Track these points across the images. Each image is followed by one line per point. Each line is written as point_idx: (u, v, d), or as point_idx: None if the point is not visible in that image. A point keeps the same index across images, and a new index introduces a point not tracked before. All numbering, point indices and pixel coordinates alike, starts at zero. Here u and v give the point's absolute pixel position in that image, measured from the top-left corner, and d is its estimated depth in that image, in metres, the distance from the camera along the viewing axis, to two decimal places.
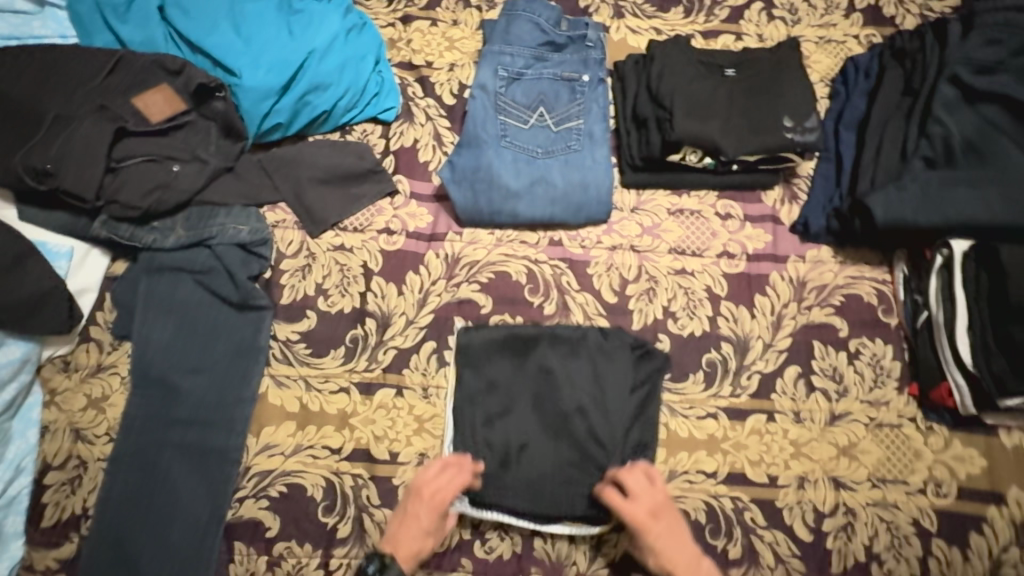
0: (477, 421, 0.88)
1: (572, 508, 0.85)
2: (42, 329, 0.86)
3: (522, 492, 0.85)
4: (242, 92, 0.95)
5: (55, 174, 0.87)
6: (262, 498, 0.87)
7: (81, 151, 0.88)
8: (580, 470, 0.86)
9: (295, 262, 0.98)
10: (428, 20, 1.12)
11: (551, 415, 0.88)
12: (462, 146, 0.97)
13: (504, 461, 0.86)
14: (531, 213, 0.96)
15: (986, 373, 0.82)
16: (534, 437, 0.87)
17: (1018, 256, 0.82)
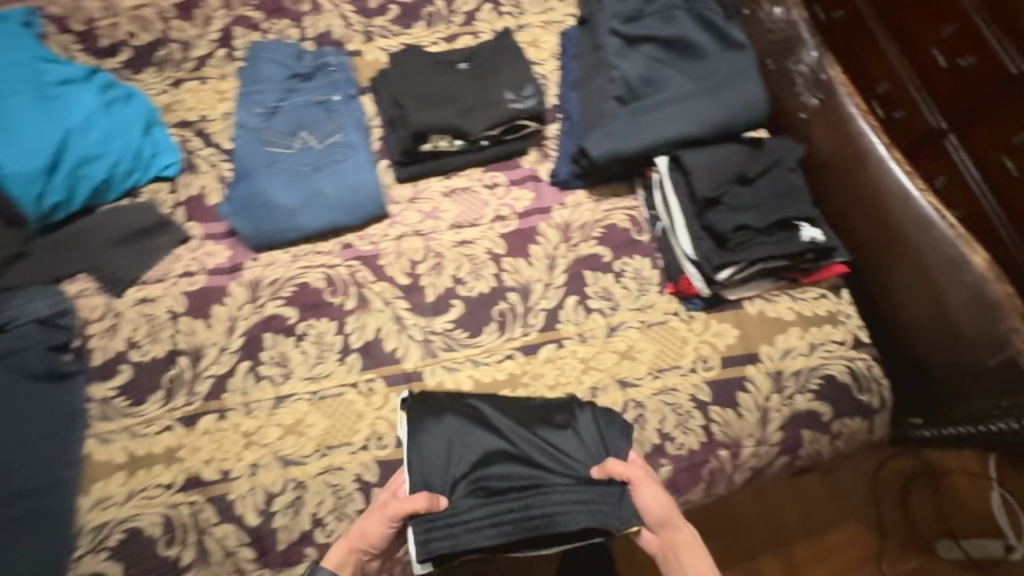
0: (431, 456, 0.90)
1: (557, 517, 0.86)
2: None
3: (497, 512, 0.87)
4: (10, 179, 1.01)
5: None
6: (102, 551, 0.90)
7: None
8: (563, 473, 0.90)
9: (101, 325, 1.03)
10: (197, 80, 1.22)
11: (523, 443, 0.91)
12: (235, 181, 1.05)
13: (473, 480, 0.89)
14: (314, 224, 1.06)
15: (702, 255, 0.99)
16: (502, 460, 0.90)
17: (695, 157, 1.00)
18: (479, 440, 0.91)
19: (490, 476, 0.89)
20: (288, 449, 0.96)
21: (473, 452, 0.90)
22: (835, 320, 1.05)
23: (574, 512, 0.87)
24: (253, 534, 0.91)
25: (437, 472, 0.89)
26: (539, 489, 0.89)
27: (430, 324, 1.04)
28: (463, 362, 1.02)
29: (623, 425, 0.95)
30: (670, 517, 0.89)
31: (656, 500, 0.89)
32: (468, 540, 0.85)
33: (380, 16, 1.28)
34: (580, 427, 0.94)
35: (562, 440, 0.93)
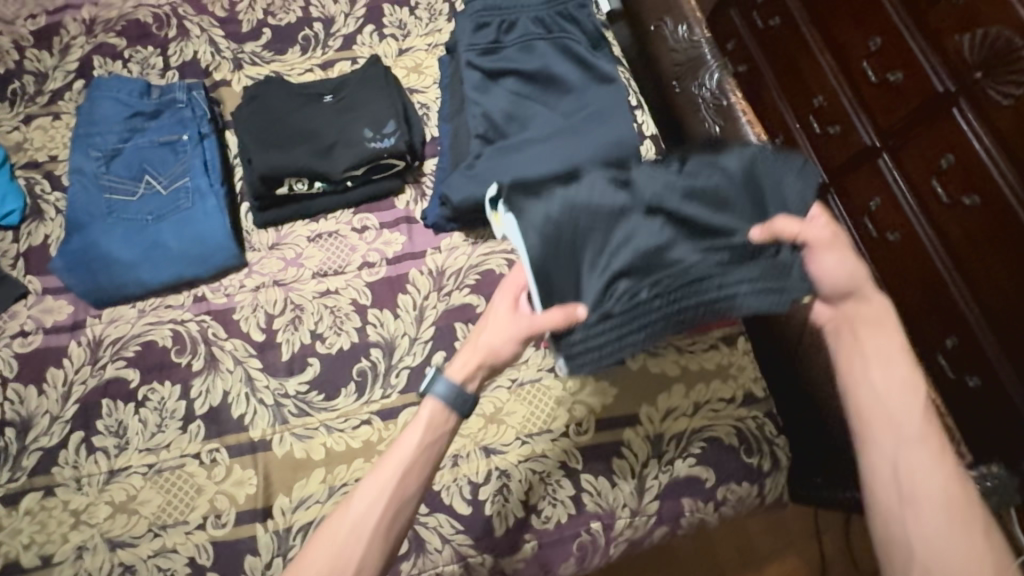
0: (556, 229, 0.73)
1: (731, 296, 0.72)
2: None
3: (647, 308, 0.73)
4: None
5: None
6: None
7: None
8: (723, 242, 0.73)
9: None
10: (49, 115, 1.13)
11: (698, 205, 0.75)
12: (69, 233, 0.98)
13: (568, 278, 0.73)
14: (157, 278, 0.98)
15: None
16: (650, 237, 0.73)
17: None
18: (647, 190, 0.75)
19: (586, 271, 0.73)
20: (118, 529, 0.88)
21: (621, 228, 0.74)
22: (724, 375, 0.97)
23: (744, 291, 0.72)
24: None
25: (569, 282, 0.73)
26: (697, 273, 0.73)
27: (283, 387, 0.96)
28: (316, 428, 0.94)
29: (802, 165, 0.79)
30: (857, 291, 0.71)
31: (840, 270, 0.71)
32: (620, 350, 0.72)
33: (252, 41, 1.19)
34: (734, 171, 0.77)
35: (744, 198, 0.76)
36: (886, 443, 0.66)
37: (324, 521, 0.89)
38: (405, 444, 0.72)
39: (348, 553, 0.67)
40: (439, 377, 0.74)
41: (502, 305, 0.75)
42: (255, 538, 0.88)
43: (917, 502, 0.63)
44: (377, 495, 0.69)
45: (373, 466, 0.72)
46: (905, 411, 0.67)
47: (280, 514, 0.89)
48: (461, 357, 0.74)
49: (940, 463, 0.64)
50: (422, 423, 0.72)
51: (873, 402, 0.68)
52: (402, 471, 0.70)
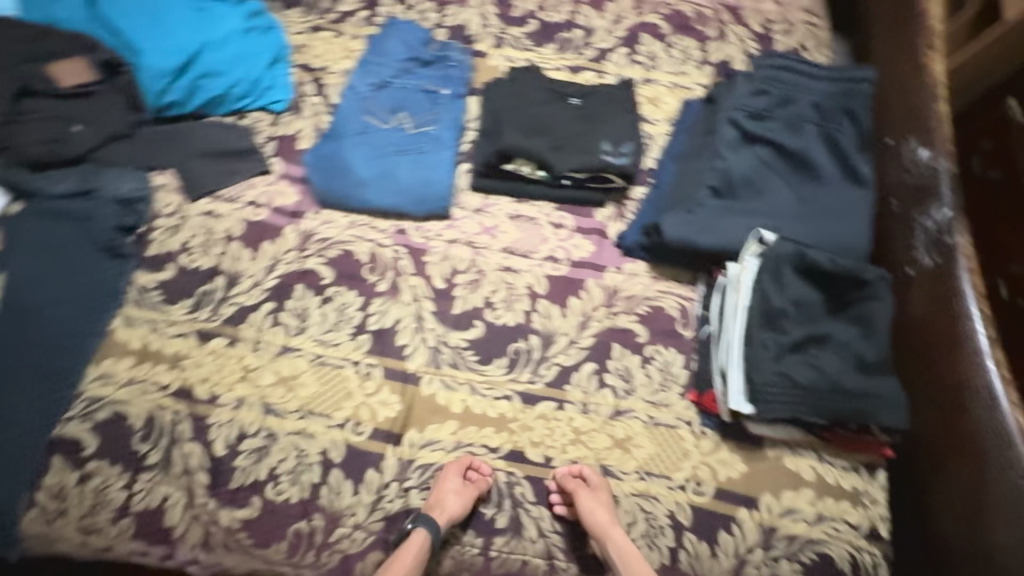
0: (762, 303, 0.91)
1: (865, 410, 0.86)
2: None
3: (802, 392, 0.87)
4: (143, 69, 1.11)
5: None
6: (88, 420, 0.96)
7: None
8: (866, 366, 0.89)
9: (168, 221, 1.10)
10: (333, 33, 1.29)
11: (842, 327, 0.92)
12: (326, 137, 1.11)
13: (755, 346, 0.90)
14: (378, 201, 1.08)
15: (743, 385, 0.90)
16: (809, 337, 0.90)
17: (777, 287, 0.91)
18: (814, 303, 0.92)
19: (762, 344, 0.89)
20: (275, 398, 0.99)
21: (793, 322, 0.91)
22: (856, 499, 0.95)
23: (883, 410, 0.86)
24: (214, 464, 0.95)
25: (757, 347, 0.90)
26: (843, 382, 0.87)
27: (446, 335, 1.04)
28: (461, 384, 1.00)
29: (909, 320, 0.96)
30: (604, 520, 0.88)
31: (609, 509, 0.90)
32: (791, 410, 0.86)
33: (517, 27, 1.29)
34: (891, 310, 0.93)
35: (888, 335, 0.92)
36: None
37: (441, 469, 0.95)
38: (405, 558, 0.86)
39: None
40: (425, 518, 0.88)
41: (454, 481, 0.91)
42: (381, 457, 0.95)
43: None
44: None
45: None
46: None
47: (407, 445, 0.97)
48: (425, 512, 0.89)
49: None
50: (416, 543, 0.87)
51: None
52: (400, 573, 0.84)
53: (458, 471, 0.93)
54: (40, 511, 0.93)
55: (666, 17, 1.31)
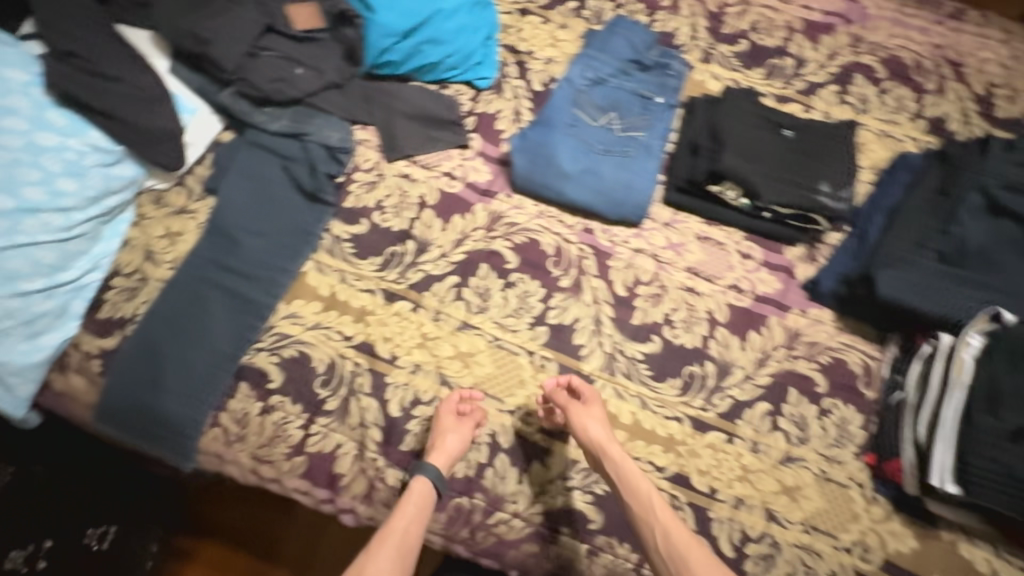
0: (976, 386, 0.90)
1: None
2: (151, 157, 0.99)
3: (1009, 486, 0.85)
4: (373, 26, 1.10)
5: (201, 32, 1.03)
6: (275, 355, 1.00)
7: (226, 26, 1.05)
8: None
9: (366, 177, 1.12)
10: (540, 18, 1.28)
11: None
12: (535, 123, 1.10)
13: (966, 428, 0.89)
14: (575, 197, 1.07)
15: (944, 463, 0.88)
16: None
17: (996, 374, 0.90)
18: None
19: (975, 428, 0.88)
20: (451, 370, 1.00)
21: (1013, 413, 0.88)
22: None
23: None
24: (387, 423, 0.96)
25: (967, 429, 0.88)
26: None
27: (623, 344, 1.03)
28: (631, 396, 1.00)
29: None
30: (599, 436, 0.91)
31: (604, 424, 0.93)
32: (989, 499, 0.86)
33: (726, 44, 1.26)
34: None
35: None
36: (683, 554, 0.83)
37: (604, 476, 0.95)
38: (409, 505, 0.88)
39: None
40: (425, 466, 0.90)
41: (447, 421, 0.93)
42: (548, 452, 0.96)
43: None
44: (397, 552, 0.83)
45: (380, 535, 0.85)
46: (701, 557, 0.83)
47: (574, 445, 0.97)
48: (427, 460, 0.91)
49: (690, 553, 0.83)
50: (417, 490, 0.89)
51: (674, 540, 0.84)
52: (410, 521, 0.86)
53: (451, 414, 0.94)
54: (221, 432, 0.97)
55: (883, 61, 1.25)
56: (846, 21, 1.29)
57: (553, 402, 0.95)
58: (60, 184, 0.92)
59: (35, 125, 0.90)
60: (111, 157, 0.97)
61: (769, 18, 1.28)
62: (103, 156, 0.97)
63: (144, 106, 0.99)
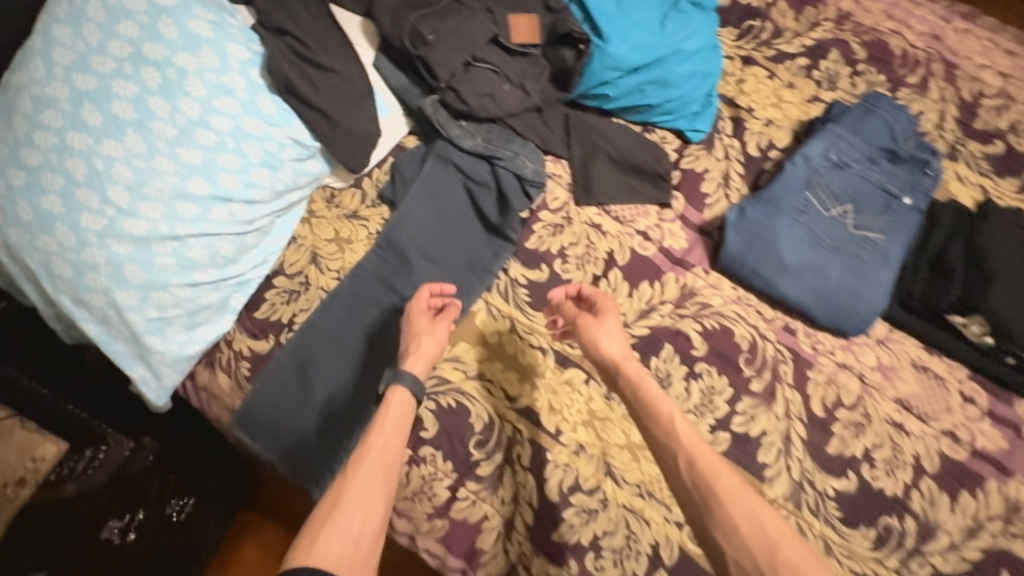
0: None
1: None
2: (339, 156, 0.88)
3: None
4: (600, 55, 0.98)
5: (421, 32, 0.95)
6: (432, 401, 0.92)
7: (448, 30, 0.96)
8: None
9: (552, 218, 1.01)
10: (766, 71, 1.13)
11: None
12: (759, 199, 0.96)
13: None
14: (789, 293, 0.94)
15: None
16: None
17: None
18: None
19: None
20: (617, 460, 0.89)
21: None
22: None
23: None
24: (542, 505, 0.87)
25: None
26: None
27: (813, 474, 0.90)
28: (815, 536, 0.87)
29: None
30: (617, 352, 0.87)
31: (619, 340, 0.89)
32: None
33: (977, 142, 1.08)
34: None
35: None
36: (719, 492, 0.74)
37: None
38: (388, 420, 0.81)
39: (367, 508, 0.73)
40: (401, 374, 0.84)
41: (420, 321, 0.89)
42: None
43: (715, 506, 0.74)
44: (379, 468, 0.77)
45: (357, 456, 0.78)
46: (730, 489, 0.75)
47: None
48: (404, 366, 0.85)
49: (718, 484, 0.75)
50: (397, 400, 0.83)
51: (699, 469, 0.77)
52: (391, 434, 0.80)
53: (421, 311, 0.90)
54: None
55: None
56: None
57: (563, 316, 0.93)
58: (254, 176, 0.84)
59: (247, 109, 0.82)
60: (306, 153, 0.88)
61: None
62: (301, 150, 0.87)
63: (350, 102, 0.89)
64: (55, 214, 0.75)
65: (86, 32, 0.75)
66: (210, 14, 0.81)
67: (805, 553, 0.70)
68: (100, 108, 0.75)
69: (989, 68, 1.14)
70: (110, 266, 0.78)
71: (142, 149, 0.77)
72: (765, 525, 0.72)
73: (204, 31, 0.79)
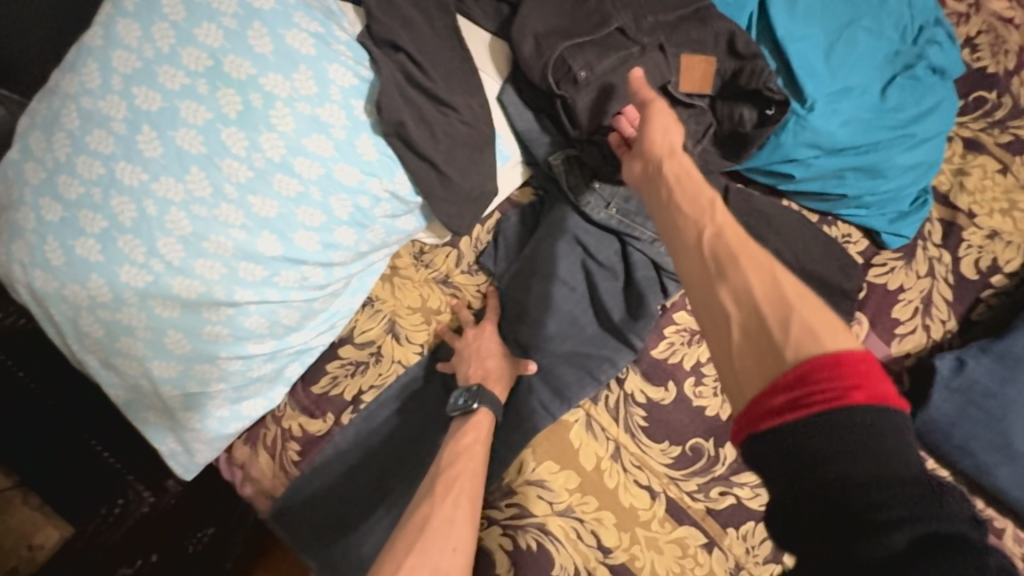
0: None
1: None
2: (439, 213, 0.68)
3: None
4: (798, 127, 0.74)
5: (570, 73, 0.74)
6: (508, 535, 0.71)
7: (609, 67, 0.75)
8: None
9: (690, 321, 0.79)
10: (995, 164, 0.86)
11: None
12: (984, 351, 0.72)
13: None
14: (1010, 487, 0.69)
15: None
16: None
17: None
18: None
19: None
20: None
21: None
22: None
23: None
24: None
25: None
26: None
27: None
28: None
29: None
30: (665, 141, 0.64)
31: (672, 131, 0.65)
32: None
33: None
34: None
35: None
36: (747, 275, 0.48)
37: None
38: (474, 444, 0.66)
39: (456, 539, 0.58)
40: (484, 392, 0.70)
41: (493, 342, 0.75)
42: None
43: (729, 276, 0.48)
44: (467, 500, 0.61)
45: (446, 481, 0.62)
46: (757, 251, 0.49)
47: None
48: (486, 386, 0.71)
49: (748, 257, 0.49)
50: (480, 425, 0.69)
51: (725, 242, 0.50)
52: (477, 459, 0.65)
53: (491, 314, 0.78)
54: None
55: None
56: None
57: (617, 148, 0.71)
58: (338, 236, 0.66)
59: (341, 151, 0.63)
60: (403, 209, 0.69)
61: None
62: (397, 206, 0.68)
63: (468, 150, 0.69)
64: (91, 262, 0.59)
65: (157, 34, 0.59)
66: (314, 24, 0.62)
67: (833, 321, 0.44)
68: (163, 135, 0.58)
69: None
70: (149, 330, 0.62)
71: (206, 191, 0.59)
72: (790, 300, 0.46)
73: (304, 47, 0.61)
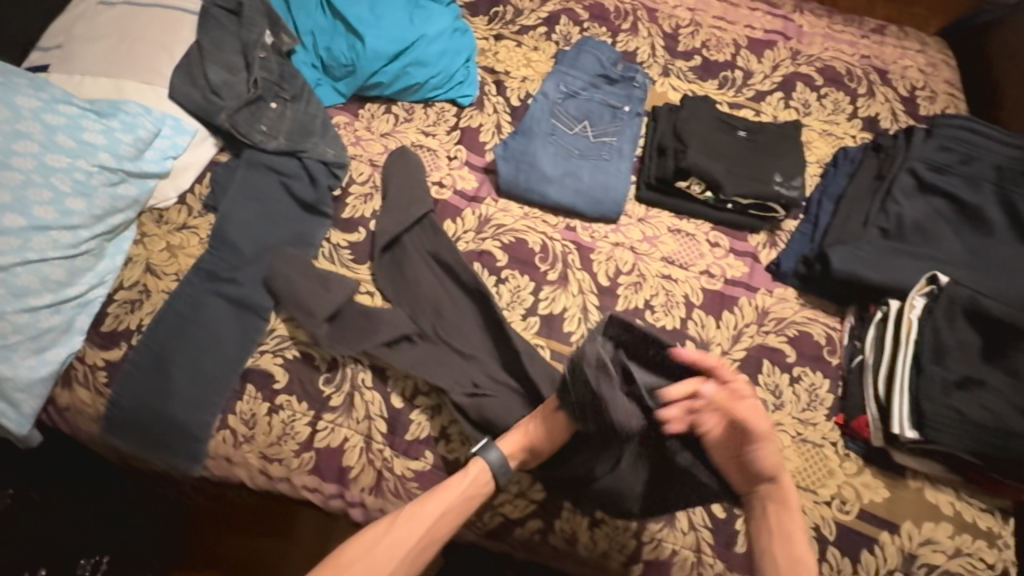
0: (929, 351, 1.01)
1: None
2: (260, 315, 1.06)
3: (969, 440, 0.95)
4: (364, 52, 1.21)
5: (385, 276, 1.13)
6: (279, 355, 1.04)
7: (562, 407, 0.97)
8: None
9: (361, 189, 1.19)
10: (514, 42, 1.40)
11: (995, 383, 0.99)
12: (517, 134, 1.22)
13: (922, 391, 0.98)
14: (559, 197, 1.18)
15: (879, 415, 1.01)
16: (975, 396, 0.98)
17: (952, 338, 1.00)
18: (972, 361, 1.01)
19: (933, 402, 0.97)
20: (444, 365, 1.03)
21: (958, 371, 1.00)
22: (992, 541, 0.97)
23: None
24: (391, 413, 1.01)
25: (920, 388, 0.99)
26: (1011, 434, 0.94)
27: None
28: None
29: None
30: (761, 430, 0.93)
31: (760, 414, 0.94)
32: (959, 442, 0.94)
33: (683, 60, 1.40)
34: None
35: None
36: (789, 514, 0.92)
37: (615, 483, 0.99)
38: (457, 485, 0.92)
39: (397, 553, 0.88)
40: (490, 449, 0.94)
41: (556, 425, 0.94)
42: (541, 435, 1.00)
43: (783, 533, 0.91)
44: (418, 528, 0.89)
45: (399, 512, 0.90)
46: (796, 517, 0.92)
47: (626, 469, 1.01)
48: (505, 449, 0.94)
49: (784, 525, 0.92)
50: (474, 470, 0.93)
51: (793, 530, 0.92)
52: (439, 501, 0.91)
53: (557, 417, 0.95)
54: (230, 433, 1.00)
55: (821, 70, 1.40)
56: (785, 37, 1.44)
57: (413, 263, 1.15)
58: (69, 203, 0.98)
59: (46, 147, 0.97)
60: (116, 177, 1.03)
61: (718, 36, 1.43)
62: (109, 175, 1.02)
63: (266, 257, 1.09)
64: None
65: None
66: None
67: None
68: None
69: (680, 7, 1.47)
70: None
71: None
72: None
73: None
